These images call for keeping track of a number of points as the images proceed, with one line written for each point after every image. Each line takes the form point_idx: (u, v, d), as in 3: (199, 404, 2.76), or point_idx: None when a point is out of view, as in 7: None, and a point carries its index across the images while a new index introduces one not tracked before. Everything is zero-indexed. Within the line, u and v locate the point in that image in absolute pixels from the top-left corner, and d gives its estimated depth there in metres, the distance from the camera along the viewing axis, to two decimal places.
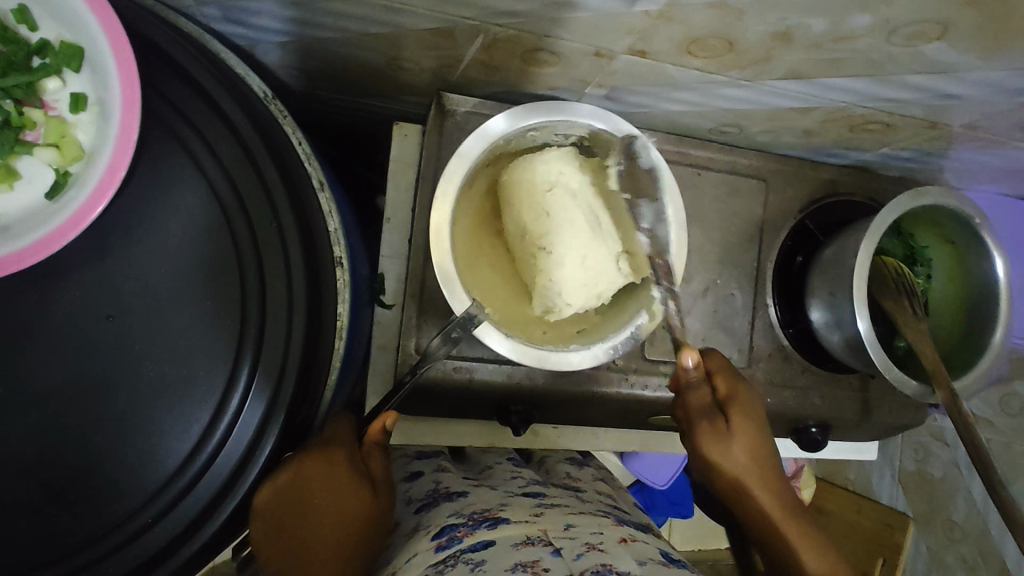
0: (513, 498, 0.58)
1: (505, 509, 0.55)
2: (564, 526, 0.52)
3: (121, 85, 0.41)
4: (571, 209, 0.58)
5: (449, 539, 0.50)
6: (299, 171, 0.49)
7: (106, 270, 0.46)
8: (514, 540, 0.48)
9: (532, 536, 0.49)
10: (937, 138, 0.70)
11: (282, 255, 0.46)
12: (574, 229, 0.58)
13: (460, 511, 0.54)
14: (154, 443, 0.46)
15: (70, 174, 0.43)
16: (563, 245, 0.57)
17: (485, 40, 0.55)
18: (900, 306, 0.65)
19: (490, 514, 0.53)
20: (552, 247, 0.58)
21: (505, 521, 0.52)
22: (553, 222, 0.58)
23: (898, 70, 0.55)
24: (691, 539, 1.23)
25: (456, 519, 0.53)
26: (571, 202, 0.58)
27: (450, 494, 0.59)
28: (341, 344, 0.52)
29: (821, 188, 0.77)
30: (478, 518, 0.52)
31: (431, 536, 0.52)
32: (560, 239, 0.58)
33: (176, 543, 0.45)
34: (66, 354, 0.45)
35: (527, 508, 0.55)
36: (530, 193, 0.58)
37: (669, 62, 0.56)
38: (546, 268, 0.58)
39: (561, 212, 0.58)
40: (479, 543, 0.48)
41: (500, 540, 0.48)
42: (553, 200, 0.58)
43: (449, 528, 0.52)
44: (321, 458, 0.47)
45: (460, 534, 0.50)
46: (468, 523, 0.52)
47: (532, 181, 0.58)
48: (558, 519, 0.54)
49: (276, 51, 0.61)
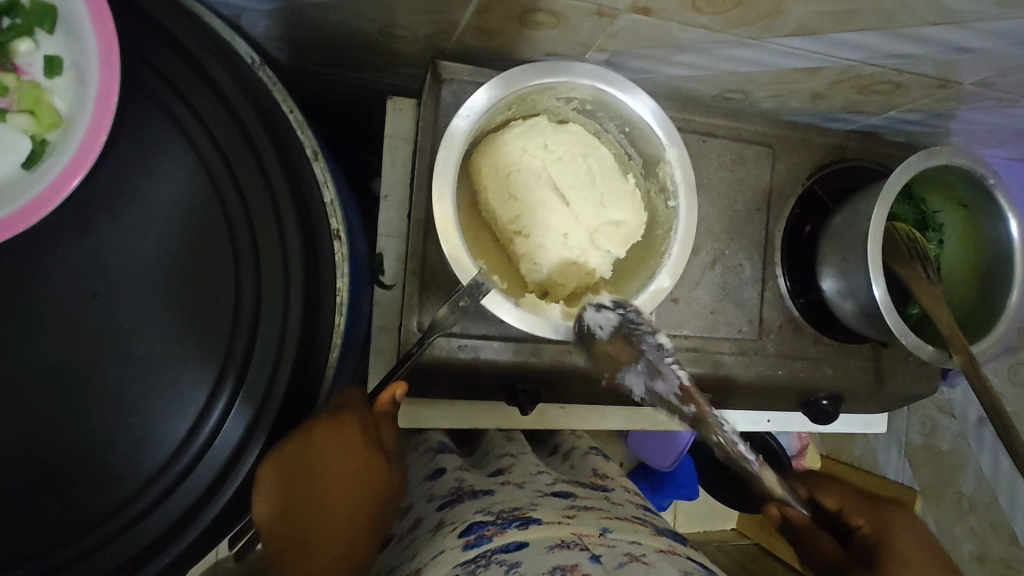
0: (542, 497, 0.56)
1: (536, 508, 0.53)
2: (599, 531, 0.50)
3: (98, 44, 0.39)
4: (554, 177, 0.58)
5: (477, 538, 0.48)
6: (293, 141, 0.46)
7: (89, 245, 0.43)
8: (548, 542, 0.46)
9: (567, 539, 0.47)
10: (947, 98, 0.68)
11: (277, 226, 0.44)
12: (556, 207, 0.58)
13: (487, 508, 0.53)
14: (148, 425, 0.44)
15: (48, 142, 0.40)
16: (547, 224, 0.58)
17: (482, 1, 0.52)
18: (913, 272, 0.63)
19: (520, 514, 0.51)
20: (532, 228, 0.58)
21: (536, 521, 0.50)
22: (528, 205, 0.58)
23: (913, 21, 0.52)
24: (697, 521, 1.34)
25: (484, 517, 0.51)
26: (552, 171, 0.58)
27: (474, 492, 0.57)
28: (342, 321, 0.50)
29: (829, 154, 0.75)
30: (507, 516, 0.51)
31: (458, 533, 0.50)
32: (541, 219, 0.58)
33: (175, 530, 0.43)
34: (50, 335, 0.42)
35: (559, 510, 0.53)
36: (506, 178, 0.58)
37: (674, 20, 0.53)
38: (526, 254, 0.59)
39: (535, 191, 0.58)
40: (511, 544, 0.46)
41: (534, 542, 0.46)
42: (526, 179, 0.58)
43: (477, 526, 0.50)
44: (331, 428, 0.45)
45: (489, 533, 0.48)
46: (497, 521, 0.50)
47: (506, 164, 0.58)
48: (592, 522, 0.51)
49: (263, 21, 0.58)
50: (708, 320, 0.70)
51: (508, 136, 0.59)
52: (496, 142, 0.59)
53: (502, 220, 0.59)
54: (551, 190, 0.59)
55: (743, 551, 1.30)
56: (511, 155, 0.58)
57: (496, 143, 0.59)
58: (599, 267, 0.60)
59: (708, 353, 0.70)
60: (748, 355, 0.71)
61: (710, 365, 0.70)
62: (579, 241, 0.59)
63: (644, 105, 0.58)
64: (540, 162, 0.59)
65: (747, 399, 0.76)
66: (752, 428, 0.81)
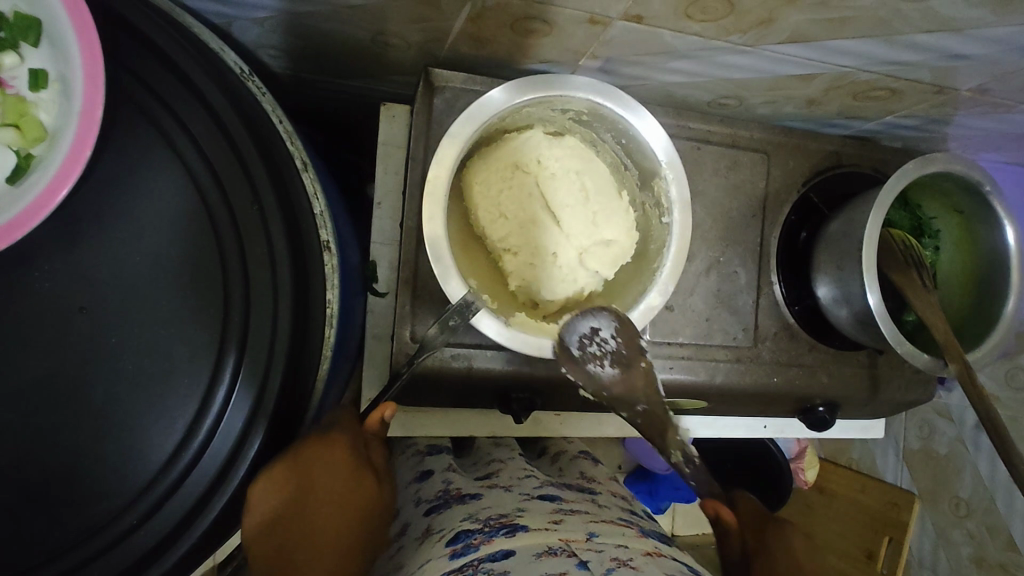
0: (529, 502, 0.55)
1: (523, 514, 0.52)
2: (587, 536, 0.50)
3: (83, 57, 0.38)
4: (546, 195, 0.58)
5: (464, 547, 0.47)
6: (282, 152, 0.46)
7: (77, 259, 0.43)
8: (535, 550, 0.46)
9: (554, 545, 0.46)
10: (944, 104, 0.68)
11: (266, 240, 0.44)
12: (546, 223, 0.58)
13: (474, 515, 0.52)
14: (137, 439, 0.44)
15: (33, 156, 0.40)
16: (538, 243, 0.58)
17: (474, 10, 0.52)
18: (909, 281, 0.62)
19: (507, 521, 0.51)
20: (522, 246, 0.58)
21: (524, 529, 0.49)
22: (520, 221, 0.58)
23: (907, 29, 0.52)
24: (696, 523, 1.32)
25: (471, 525, 0.51)
26: (545, 187, 0.58)
27: (461, 496, 0.57)
28: (332, 334, 0.49)
29: (825, 160, 0.74)
30: (494, 524, 0.50)
31: (445, 543, 0.49)
32: (535, 236, 0.58)
33: (162, 546, 0.43)
34: (36, 349, 0.42)
35: (545, 515, 0.53)
36: (497, 194, 0.58)
37: (666, 28, 0.53)
38: (516, 271, 0.59)
39: (527, 207, 0.58)
40: (497, 552, 0.46)
41: (521, 550, 0.46)
42: (518, 194, 0.58)
43: (463, 534, 0.49)
44: (321, 445, 0.46)
45: (476, 541, 0.48)
46: (484, 529, 0.49)
47: (498, 179, 0.58)
48: (579, 527, 0.51)
49: (254, 29, 0.57)
50: (703, 328, 0.70)
51: (503, 149, 0.59)
52: (490, 155, 0.59)
53: (492, 238, 0.59)
54: (543, 207, 0.58)
55: None
56: (503, 169, 0.58)
57: (490, 155, 0.59)
58: (591, 284, 0.60)
59: (703, 361, 0.70)
60: (743, 362, 0.71)
61: (705, 373, 0.69)
62: (568, 261, 0.58)
63: (638, 120, 0.57)
64: (532, 177, 0.58)
65: (743, 406, 0.76)
66: (748, 434, 0.81)
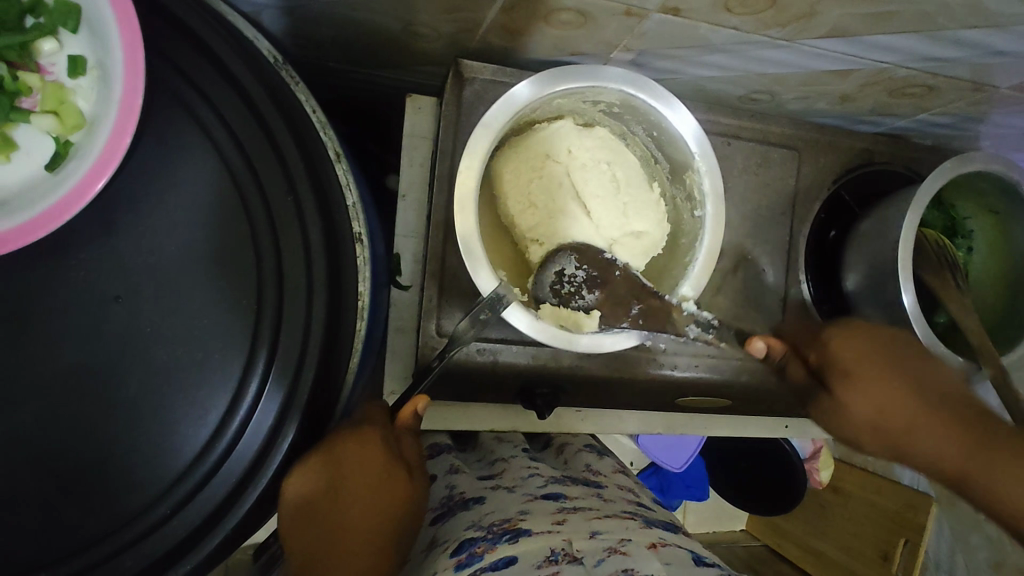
0: (533, 503, 0.55)
1: (525, 517, 0.52)
2: (589, 533, 0.50)
3: (124, 43, 0.38)
4: (578, 185, 0.58)
5: (468, 556, 0.48)
6: (316, 142, 0.46)
7: (113, 248, 0.43)
8: (538, 556, 0.46)
9: (555, 550, 0.47)
10: (982, 102, 0.66)
11: (301, 231, 0.43)
12: (576, 214, 0.58)
13: (478, 523, 0.53)
14: (169, 430, 0.43)
15: (71, 143, 0.40)
16: (565, 233, 0.58)
17: (508, 1, 0.51)
18: (942, 280, 0.61)
19: (510, 526, 0.51)
20: (549, 237, 0.58)
21: (526, 533, 0.49)
22: (548, 212, 0.58)
23: (951, 25, 0.51)
24: (707, 521, 1.34)
25: (475, 533, 0.51)
26: (576, 178, 0.58)
27: (465, 502, 0.58)
28: (363, 326, 0.49)
29: (856, 157, 0.73)
30: (497, 530, 0.51)
31: (450, 554, 0.50)
32: (562, 227, 0.58)
33: (195, 537, 0.43)
34: (71, 338, 0.42)
35: (548, 516, 0.53)
36: (529, 184, 0.58)
37: (704, 21, 0.52)
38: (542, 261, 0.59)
39: (556, 198, 0.58)
40: (501, 560, 0.46)
41: (523, 557, 0.46)
42: (547, 185, 0.58)
43: (467, 543, 0.50)
44: (354, 441, 0.46)
45: (480, 551, 0.48)
46: (487, 537, 0.50)
47: (529, 169, 0.58)
48: (581, 526, 0.51)
49: (282, 18, 0.57)
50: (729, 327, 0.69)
51: (532, 140, 0.58)
52: (518, 146, 0.58)
53: (521, 227, 0.58)
54: (574, 198, 0.58)
55: (751, 553, 1.31)
56: (532, 161, 0.58)
57: (520, 146, 0.58)
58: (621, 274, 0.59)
59: (728, 360, 0.69)
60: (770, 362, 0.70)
61: (730, 372, 0.69)
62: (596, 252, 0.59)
63: (671, 111, 0.56)
64: (563, 167, 0.58)
65: (767, 406, 0.76)
66: (770, 433, 0.81)
